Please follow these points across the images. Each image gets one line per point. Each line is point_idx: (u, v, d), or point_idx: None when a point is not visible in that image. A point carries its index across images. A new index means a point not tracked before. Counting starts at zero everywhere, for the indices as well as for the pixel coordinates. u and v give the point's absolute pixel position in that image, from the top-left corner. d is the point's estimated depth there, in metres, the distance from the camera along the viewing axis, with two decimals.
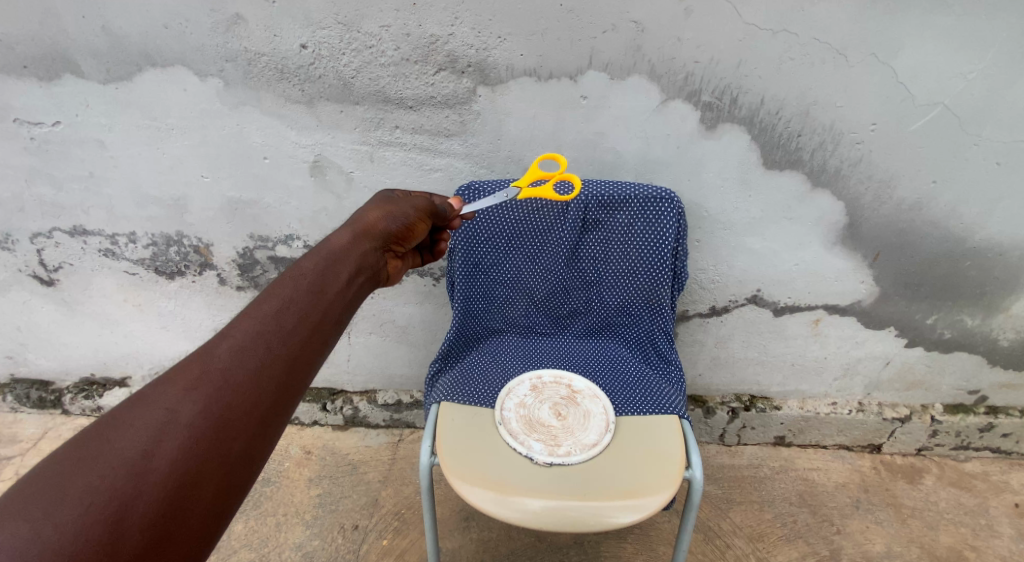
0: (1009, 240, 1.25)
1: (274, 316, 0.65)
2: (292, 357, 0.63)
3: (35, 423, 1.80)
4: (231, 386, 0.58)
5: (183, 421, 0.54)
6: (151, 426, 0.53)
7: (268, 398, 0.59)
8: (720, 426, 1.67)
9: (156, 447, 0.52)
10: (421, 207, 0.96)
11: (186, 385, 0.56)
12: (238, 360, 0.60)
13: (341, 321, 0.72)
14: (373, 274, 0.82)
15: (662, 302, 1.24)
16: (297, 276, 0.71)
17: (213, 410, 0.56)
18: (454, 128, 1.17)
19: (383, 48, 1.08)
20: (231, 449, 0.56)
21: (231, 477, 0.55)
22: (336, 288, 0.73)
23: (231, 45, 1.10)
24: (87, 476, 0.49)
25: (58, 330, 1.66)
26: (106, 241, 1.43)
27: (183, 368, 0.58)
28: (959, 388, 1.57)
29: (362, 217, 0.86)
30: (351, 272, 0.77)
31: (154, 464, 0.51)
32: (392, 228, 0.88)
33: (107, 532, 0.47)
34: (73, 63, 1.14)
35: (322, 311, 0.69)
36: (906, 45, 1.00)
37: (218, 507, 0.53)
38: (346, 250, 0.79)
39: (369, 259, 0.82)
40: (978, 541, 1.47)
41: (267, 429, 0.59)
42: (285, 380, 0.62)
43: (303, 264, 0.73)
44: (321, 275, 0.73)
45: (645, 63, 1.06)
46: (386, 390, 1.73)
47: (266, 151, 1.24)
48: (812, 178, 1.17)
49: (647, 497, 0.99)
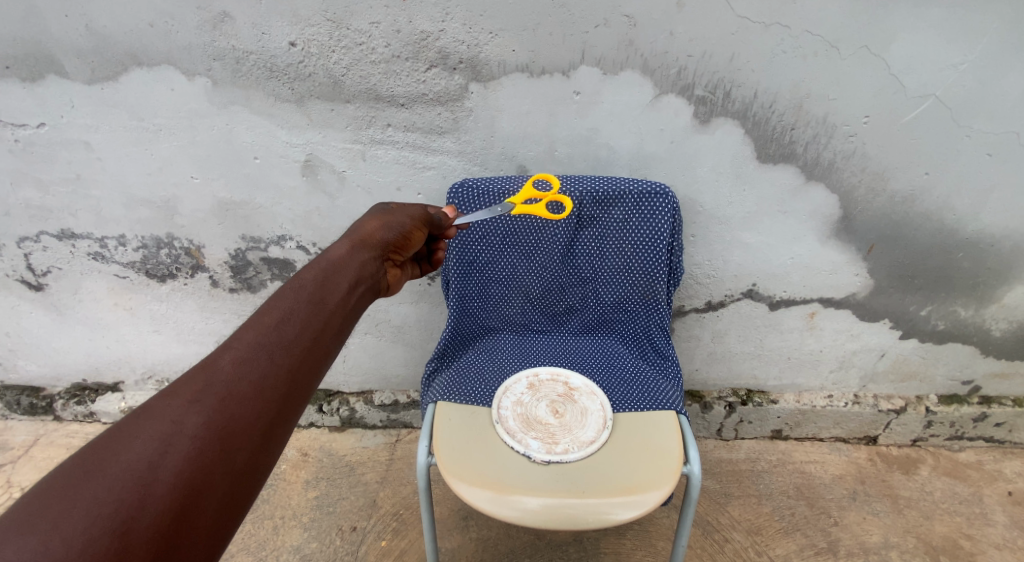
0: (1000, 231, 1.25)
1: (277, 326, 0.64)
2: (294, 367, 0.62)
3: (26, 430, 1.77)
4: (234, 396, 0.57)
5: (188, 432, 0.53)
6: (156, 437, 0.52)
7: (271, 410, 0.59)
8: (717, 421, 1.67)
9: (161, 459, 0.51)
10: (416, 215, 0.95)
11: (190, 397, 0.55)
12: (242, 370, 0.59)
13: (343, 331, 0.71)
14: (372, 284, 0.81)
15: (657, 297, 1.24)
16: (297, 287, 0.70)
17: (218, 421, 0.55)
18: (446, 125, 1.16)
19: (374, 45, 1.07)
20: (235, 459, 0.55)
21: (235, 488, 0.54)
22: (336, 298, 0.72)
23: (218, 44, 1.08)
24: (93, 488, 0.49)
25: (48, 335, 1.64)
26: (96, 244, 1.41)
27: (187, 381, 0.57)
28: (952, 379, 1.58)
29: (358, 229, 0.85)
30: (353, 279, 0.76)
31: (159, 475, 0.51)
32: (389, 238, 0.87)
33: (113, 544, 0.47)
34: (57, 63, 1.12)
35: (322, 321, 0.68)
36: (898, 36, 1.00)
37: (225, 519, 0.53)
38: (345, 261, 0.78)
39: (369, 268, 0.80)
40: (973, 529, 1.49)
41: (271, 439, 0.58)
42: (286, 391, 0.60)
43: (302, 275, 0.72)
44: (321, 286, 0.72)
45: (637, 58, 1.05)
46: (383, 391, 1.73)
47: (256, 151, 1.22)
48: (805, 172, 1.17)
49: (646, 493, 0.99)
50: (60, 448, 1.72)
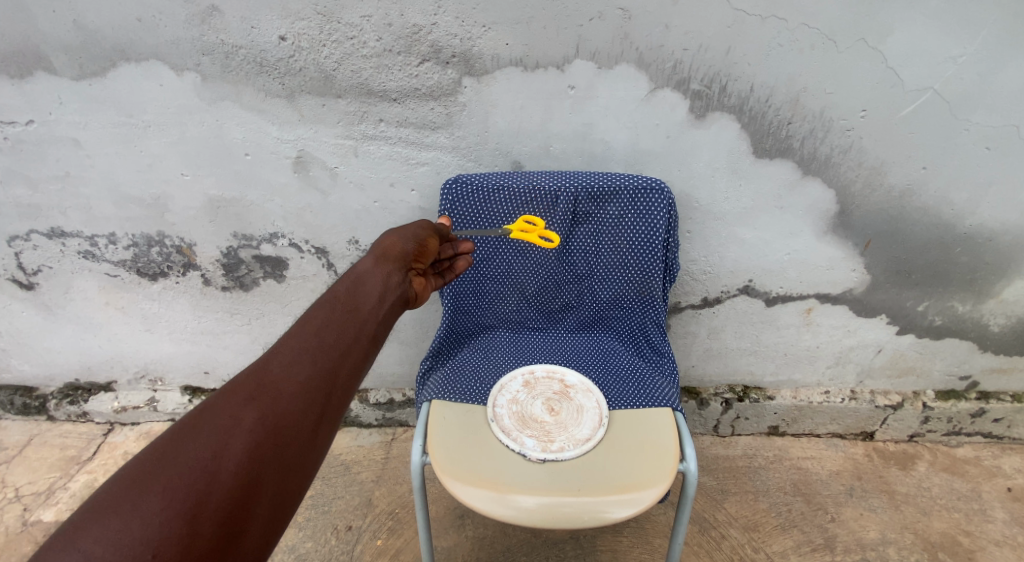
0: (998, 225, 1.24)
1: (320, 329, 0.66)
2: (338, 367, 0.64)
3: (18, 430, 1.75)
4: (285, 394, 0.59)
5: (246, 426, 0.56)
6: (217, 430, 0.55)
7: (317, 409, 0.61)
8: (714, 417, 1.67)
9: (223, 450, 0.54)
10: (428, 226, 0.96)
11: (246, 393, 0.58)
12: (292, 370, 0.61)
13: (381, 333, 0.73)
14: (405, 290, 0.82)
15: (653, 294, 1.23)
16: (335, 293, 0.72)
17: (272, 417, 0.58)
18: (439, 121, 1.15)
19: (365, 39, 1.06)
20: (286, 454, 0.57)
21: (289, 482, 0.56)
22: (372, 303, 0.74)
23: (206, 38, 1.06)
24: (164, 476, 0.51)
25: (40, 334, 1.63)
26: (86, 243, 1.40)
27: (242, 379, 0.59)
28: (950, 374, 1.58)
29: (381, 240, 0.86)
30: (386, 286, 0.78)
31: (223, 466, 0.53)
32: (412, 246, 0.88)
33: (185, 528, 0.49)
34: (44, 59, 1.10)
35: (361, 323, 0.70)
36: (896, 28, 0.99)
37: (280, 509, 0.55)
38: (376, 268, 0.80)
39: (399, 274, 0.82)
40: (971, 525, 1.48)
41: (319, 435, 0.60)
42: (331, 391, 0.63)
43: (339, 281, 0.74)
44: (357, 291, 0.74)
45: (632, 51, 1.04)
46: (378, 389, 1.72)
47: (247, 147, 1.20)
48: (802, 167, 1.16)
49: (641, 491, 0.99)
50: (53, 448, 1.70)
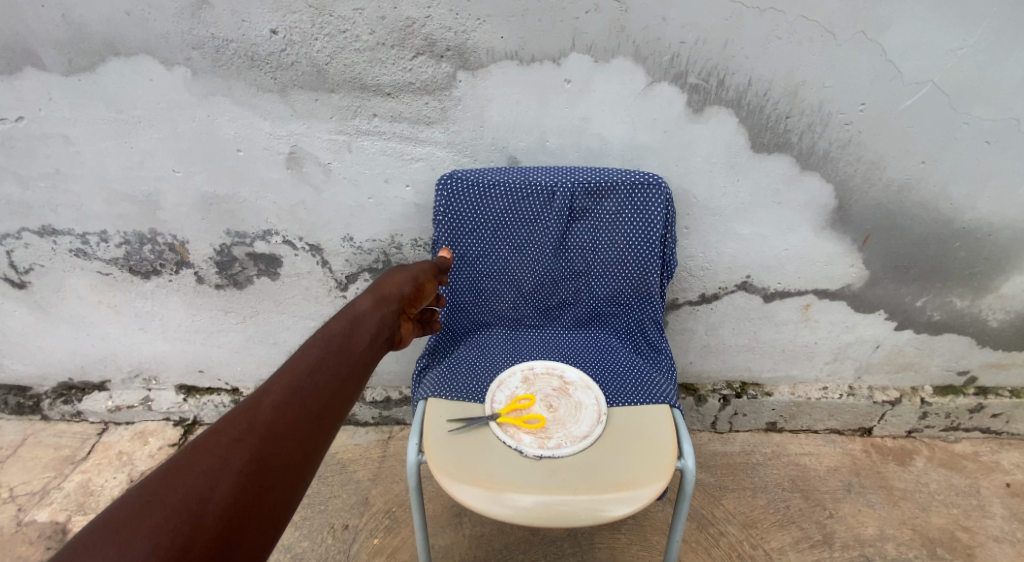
0: (998, 220, 1.24)
1: (308, 375, 0.69)
2: (324, 410, 0.67)
3: (11, 430, 1.74)
4: (273, 435, 0.61)
5: (234, 468, 0.57)
6: (206, 472, 0.56)
7: (302, 452, 0.62)
8: (712, 413, 1.66)
9: (210, 491, 0.55)
10: (427, 268, 1.02)
11: (236, 434, 0.60)
12: (281, 413, 0.64)
13: (365, 377, 0.75)
14: (392, 336, 0.86)
15: (650, 291, 1.22)
16: (326, 337, 0.76)
17: (258, 459, 0.59)
18: (434, 115, 1.13)
19: (358, 32, 1.04)
20: (269, 495, 0.58)
21: (272, 523, 0.56)
22: (361, 346, 0.77)
23: (197, 32, 1.05)
24: (152, 516, 0.52)
25: (33, 334, 1.61)
26: (77, 241, 1.38)
27: (232, 422, 0.61)
28: (948, 369, 1.58)
29: (380, 282, 0.91)
30: (375, 331, 0.81)
31: (208, 506, 0.54)
32: (406, 291, 0.93)
33: None
34: (32, 54, 1.09)
35: (348, 368, 0.73)
36: (895, 20, 0.98)
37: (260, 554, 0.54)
38: (369, 311, 0.84)
39: (390, 319, 0.86)
40: (969, 521, 1.48)
41: (302, 479, 0.61)
42: (315, 435, 0.64)
43: (331, 325, 0.78)
44: (347, 334, 0.78)
45: (629, 45, 1.02)
46: (374, 387, 1.71)
47: (239, 143, 1.19)
48: (800, 161, 1.15)
49: (640, 489, 0.98)
50: (48, 448, 1.69)
